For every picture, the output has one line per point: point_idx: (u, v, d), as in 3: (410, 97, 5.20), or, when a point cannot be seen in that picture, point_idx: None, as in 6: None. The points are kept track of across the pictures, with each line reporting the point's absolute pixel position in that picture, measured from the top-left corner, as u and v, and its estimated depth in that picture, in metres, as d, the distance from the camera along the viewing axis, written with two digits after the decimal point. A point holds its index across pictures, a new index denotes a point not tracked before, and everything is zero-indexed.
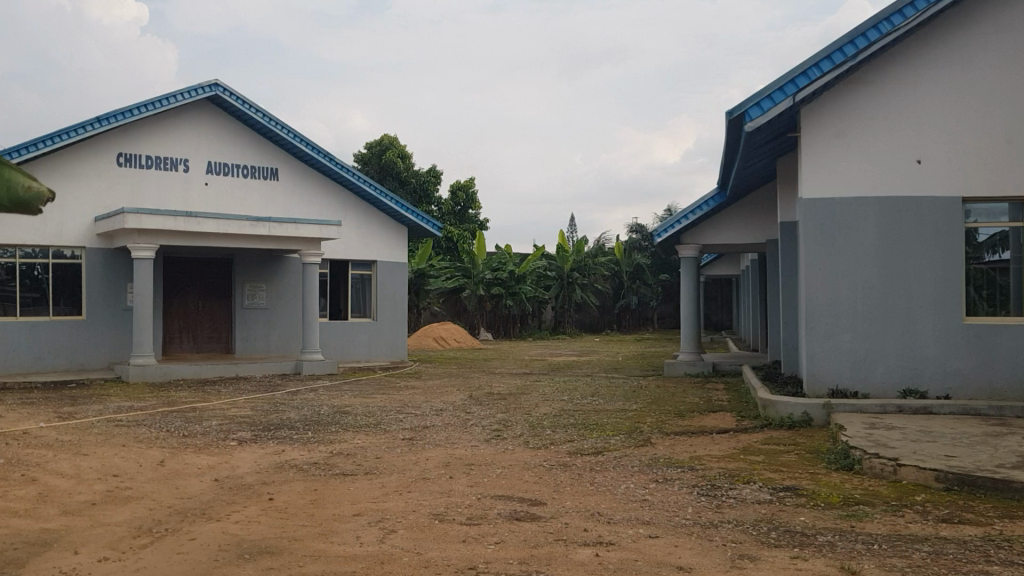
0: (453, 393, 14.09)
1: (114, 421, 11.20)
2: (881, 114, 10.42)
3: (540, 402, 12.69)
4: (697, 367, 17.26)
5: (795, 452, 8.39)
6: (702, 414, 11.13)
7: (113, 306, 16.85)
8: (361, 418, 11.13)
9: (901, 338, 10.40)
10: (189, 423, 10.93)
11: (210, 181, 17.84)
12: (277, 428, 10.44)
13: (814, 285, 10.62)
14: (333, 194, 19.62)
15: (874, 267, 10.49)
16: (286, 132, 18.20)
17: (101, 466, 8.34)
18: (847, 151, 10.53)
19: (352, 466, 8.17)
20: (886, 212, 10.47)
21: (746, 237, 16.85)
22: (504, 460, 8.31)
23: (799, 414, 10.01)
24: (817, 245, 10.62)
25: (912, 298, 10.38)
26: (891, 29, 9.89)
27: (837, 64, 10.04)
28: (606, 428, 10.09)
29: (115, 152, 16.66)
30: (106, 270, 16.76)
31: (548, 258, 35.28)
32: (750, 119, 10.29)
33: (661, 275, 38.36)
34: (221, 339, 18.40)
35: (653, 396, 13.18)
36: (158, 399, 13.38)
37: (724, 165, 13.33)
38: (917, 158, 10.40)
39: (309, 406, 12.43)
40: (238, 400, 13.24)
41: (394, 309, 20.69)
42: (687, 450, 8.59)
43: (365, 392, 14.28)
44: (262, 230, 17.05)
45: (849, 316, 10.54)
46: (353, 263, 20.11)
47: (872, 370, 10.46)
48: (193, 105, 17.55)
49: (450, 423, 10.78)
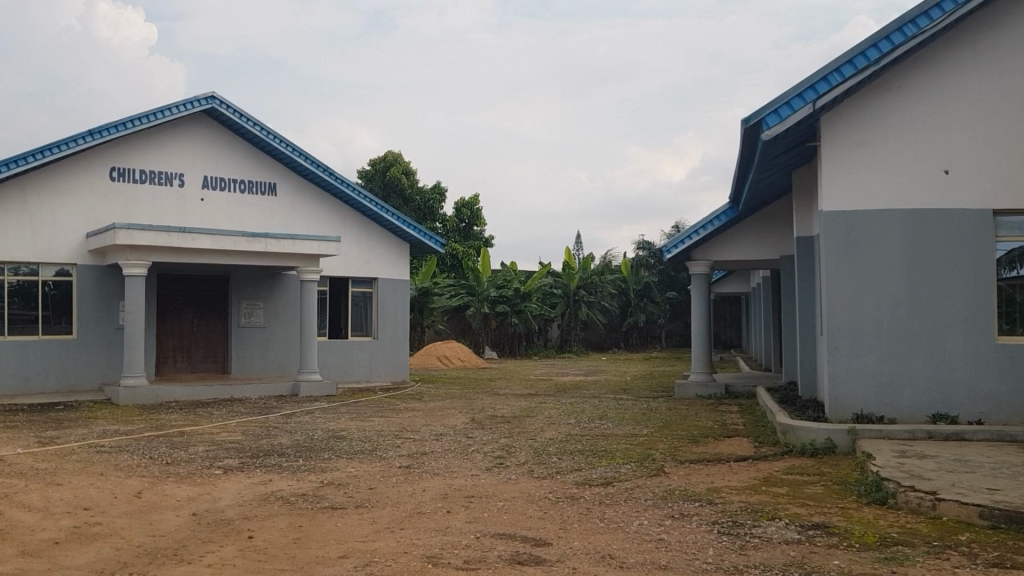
0: (454, 416, 13.46)
1: (96, 446, 10.62)
2: (905, 121, 9.85)
3: (546, 427, 12.06)
4: (709, 389, 16.59)
5: (822, 484, 7.75)
6: (717, 440, 10.49)
7: (105, 326, 16.30)
8: (355, 444, 10.52)
9: (930, 359, 9.78)
10: (174, 449, 10.33)
11: (205, 196, 17.34)
12: (267, 454, 9.83)
13: (836, 304, 10.00)
14: (333, 210, 19.09)
15: (900, 284, 9.88)
16: (284, 146, 17.70)
17: (73, 498, 7.75)
18: (870, 161, 9.94)
19: (343, 499, 7.55)
20: (913, 225, 9.88)
21: (760, 254, 16.25)
22: (507, 492, 7.69)
23: (821, 441, 9.34)
24: (839, 261, 10.01)
25: (940, 317, 9.77)
26: (918, 32, 9.33)
27: (860, 69, 9.47)
28: (615, 455, 9.47)
29: (108, 167, 16.17)
30: (98, 287, 16.22)
31: (553, 275, 34.74)
32: (767, 128, 9.70)
33: (669, 293, 37.79)
34: (217, 359, 17.83)
35: (665, 420, 12.53)
36: (147, 423, 12.75)
37: (737, 177, 12.77)
38: (944, 169, 9.82)
39: (302, 430, 11.83)
40: (229, 423, 12.63)
41: (395, 328, 20.09)
42: (705, 481, 7.95)
43: (363, 415, 13.67)
44: (258, 247, 16.50)
45: (873, 335, 9.92)
46: (353, 280, 19.55)
47: (898, 393, 9.83)
48: (188, 118, 17.07)
49: (451, 450, 10.15)
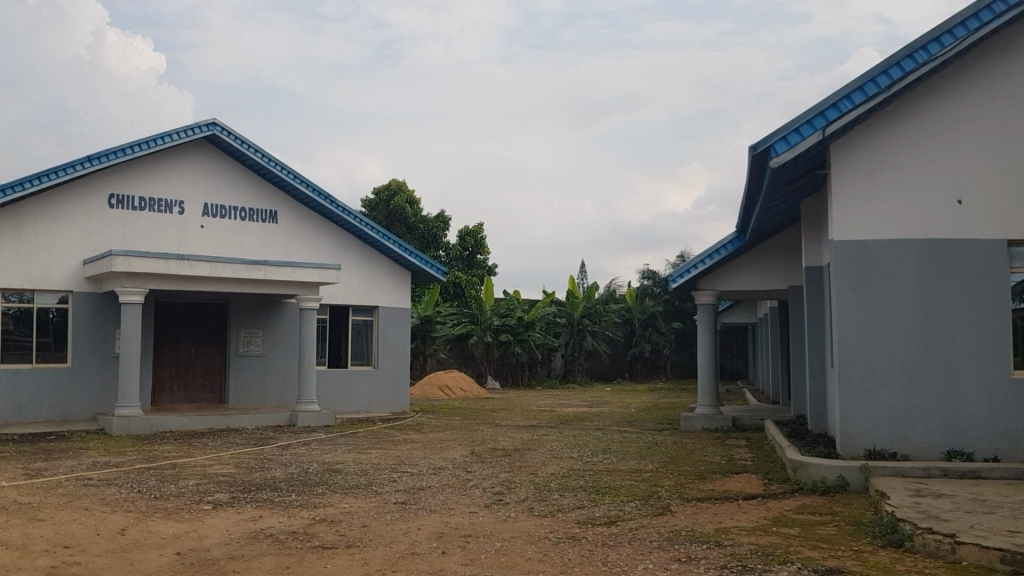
0: (454, 449, 13.14)
1: (84, 479, 10.31)
2: (917, 149, 9.61)
3: (548, 461, 11.73)
4: (715, 422, 16.25)
5: (835, 525, 7.41)
6: (724, 477, 10.15)
7: (100, 354, 16.04)
8: (351, 478, 10.20)
9: (944, 395, 9.47)
10: (164, 483, 10.02)
11: (206, 224, 17.14)
12: (259, 489, 9.51)
13: (846, 336, 9.71)
14: (334, 237, 18.88)
15: (913, 317, 9.58)
16: (285, 172, 17.52)
17: (53, 535, 7.44)
18: (882, 189, 9.69)
19: (334, 538, 7.24)
20: (925, 256, 9.61)
21: (767, 284, 15.98)
22: (505, 532, 7.36)
23: (833, 478, 9.00)
24: (849, 292, 9.74)
25: (954, 351, 9.47)
26: (929, 58, 9.12)
27: (870, 95, 9.24)
28: (619, 492, 9.14)
29: (106, 194, 16.00)
30: (94, 315, 15.98)
31: (557, 304, 34.46)
32: (776, 155, 9.47)
33: (674, 323, 37.53)
34: (214, 389, 17.55)
35: (671, 454, 12.19)
36: (139, 455, 12.42)
37: (745, 206, 12.54)
38: (957, 198, 9.56)
39: (297, 462, 11.53)
40: (223, 455, 12.31)
41: (396, 357, 19.80)
42: (712, 521, 7.62)
43: (361, 447, 13.36)
44: (257, 274, 16.26)
45: (886, 369, 9.61)
46: (354, 309, 19.30)
47: (912, 429, 9.50)
48: (189, 145, 16.92)
49: (449, 485, 9.84)
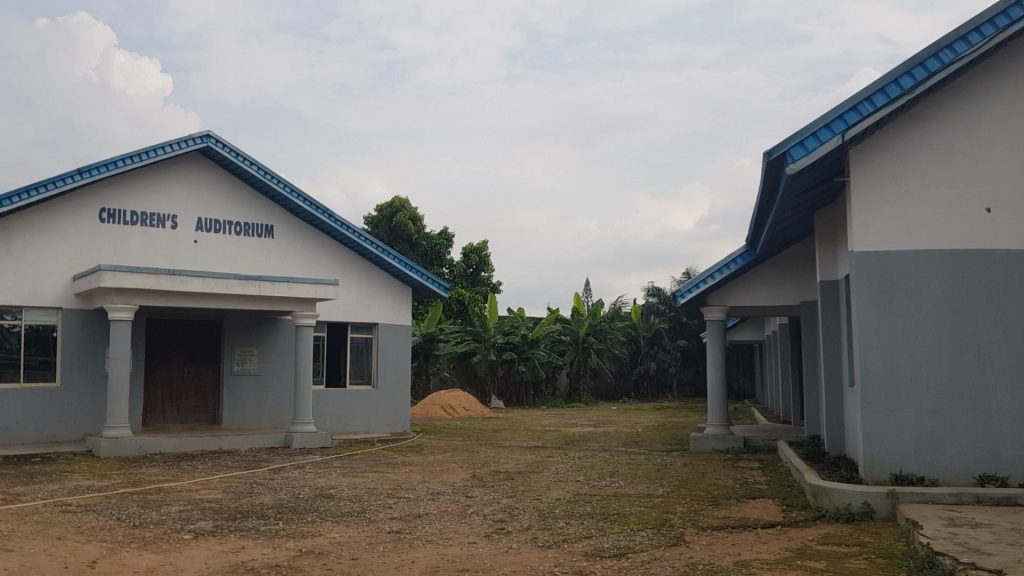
0: (454, 471, 12.55)
1: (62, 505, 9.74)
2: (942, 155, 9.07)
3: (553, 484, 11.14)
4: (726, 443, 15.65)
5: (865, 557, 6.82)
6: (740, 502, 9.56)
7: (89, 373, 15.49)
8: (343, 504, 9.62)
9: (974, 415, 8.89)
10: (145, 509, 9.44)
11: (199, 238, 16.64)
12: (244, 517, 8.93)
13: (867, 353, 9.13)
14: (333, 252, 18.38)
15: (940, 332, 9.02)
16: (281, 186, 17.03)
17: (18, 568, 6.88)
18: (905, 198, 9.14)
19: (322, 572, 6.67)
20: (952, 268, 9.05)
21: (779, 299, 15.43)
22: (507, 565, 6.79)
23: (858, 505, 8.40)
24: (871, 307, 9.16)
25: (984, 368, 8.91)
26: (955, 57, 8.59)
27: (892, 98, 8.70)
28: (629, 520, 8.56)
29: (98, 208, 15.54)
30: (84, 333, 15.46)
31: (563, 322, 33.89)
32: (792, 161, 8.93)
33: (680, 340, 37.06)
34: (208, 409, 17.00)
35: (681, 478, 11.60)
36: (124, 478, 11.87)
37: (757, 217, 12.00)
38: (986, 207, 9.02)
39: (289, 487, 10.95)
40: (212, 479, 11.74)
41: (396, 376, 19.22)
42: (731, 553, 7.05)
43: (358, 470, 12.78)
44: (250, 290, 15.74)
45: (912, 388, 9.03)
46: (353, 326, 18.78)
47: (940, 451, 8.92)
48: (182, 158, 16.45)
49: (447, 511, 9.27)
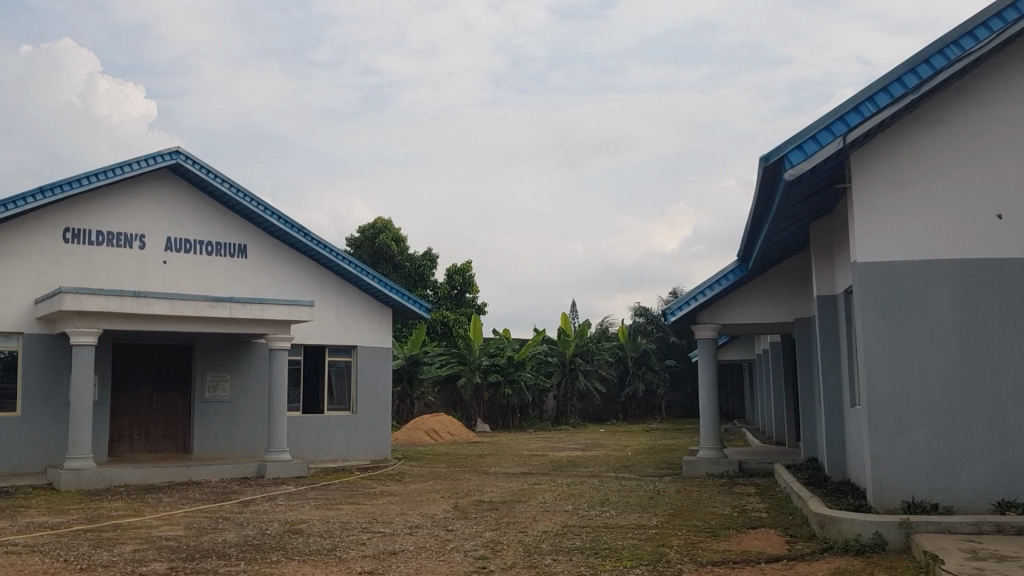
0: (435, 502, 11.84)
1: (7, 546, 8.97)
2: (948, 158, 8.53)
3: (540, 515, 10.45)
4: (721, 467, 15.00)
5: None
6: (741, 534, 8.91)
7: (52, 401, 14.71)
8: (313, 541, 8.89)
9: (990, 436, 8.29)
10: (97, 549, 8.70)
11: (169, 259, 15.96)
12: (203, 556, 8.20)
13: (874, 372, 8.53)
14: (309, 272, 17.71)
15: (952, 347, 8.43)
16: (255, 204, 16.39)
17: None
18: (910, 205, 8.58)
19: None
20: (963, 279, 8.48)
21: (772, 316, 14.87)
22: None
23: (869, 536, 7.78)
24: (879, 321, 8.57)
25: (999, 386, 8.32)
26: (961, 54, 8.05)
27: (896, 97, 8.15)
28: (622, 555, 7.89)
29: (62, 228, 14.83)
30: (46, 359, 14.71)
31: (549, 343, 33.23)
32: (790, 166, 8.37)
33: (668, 361, 36.54)
34: (178, 437, 16.23)
35: (676, 506, 10.92)
36: (83, 513, 11.11)
37: (751, 229, 11.44)
38: (998, 214, 8.48)
39: (257, 522, 10.22)
40: (175, 514, 10.97)
41: (375, 401, 18.50)
42: None
43: (332, 501, 12.06)
44: (221, 312, 15.03)
45: (923, 408, 8.42)
46: (330, 349, 18.07)
47: (954, 475, 8.31)
48: (151, 175, 15.78)
49: (427, 547, 8.57)
